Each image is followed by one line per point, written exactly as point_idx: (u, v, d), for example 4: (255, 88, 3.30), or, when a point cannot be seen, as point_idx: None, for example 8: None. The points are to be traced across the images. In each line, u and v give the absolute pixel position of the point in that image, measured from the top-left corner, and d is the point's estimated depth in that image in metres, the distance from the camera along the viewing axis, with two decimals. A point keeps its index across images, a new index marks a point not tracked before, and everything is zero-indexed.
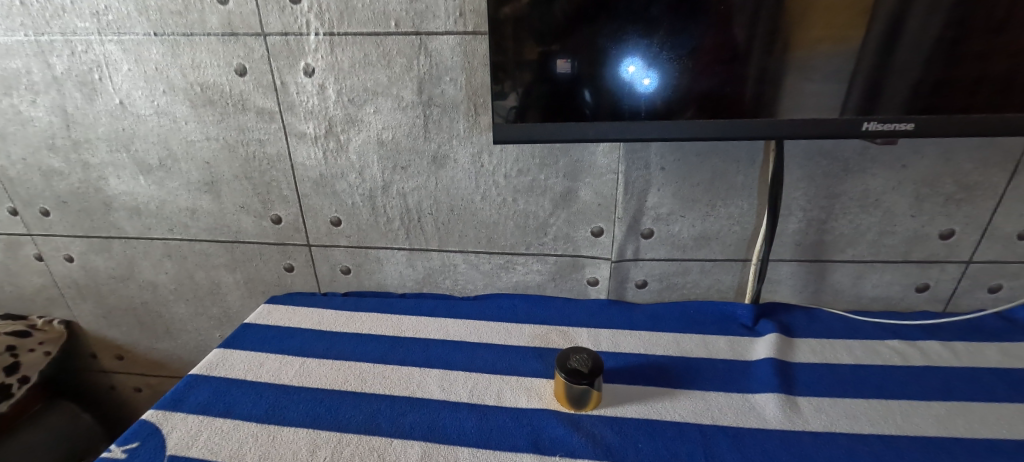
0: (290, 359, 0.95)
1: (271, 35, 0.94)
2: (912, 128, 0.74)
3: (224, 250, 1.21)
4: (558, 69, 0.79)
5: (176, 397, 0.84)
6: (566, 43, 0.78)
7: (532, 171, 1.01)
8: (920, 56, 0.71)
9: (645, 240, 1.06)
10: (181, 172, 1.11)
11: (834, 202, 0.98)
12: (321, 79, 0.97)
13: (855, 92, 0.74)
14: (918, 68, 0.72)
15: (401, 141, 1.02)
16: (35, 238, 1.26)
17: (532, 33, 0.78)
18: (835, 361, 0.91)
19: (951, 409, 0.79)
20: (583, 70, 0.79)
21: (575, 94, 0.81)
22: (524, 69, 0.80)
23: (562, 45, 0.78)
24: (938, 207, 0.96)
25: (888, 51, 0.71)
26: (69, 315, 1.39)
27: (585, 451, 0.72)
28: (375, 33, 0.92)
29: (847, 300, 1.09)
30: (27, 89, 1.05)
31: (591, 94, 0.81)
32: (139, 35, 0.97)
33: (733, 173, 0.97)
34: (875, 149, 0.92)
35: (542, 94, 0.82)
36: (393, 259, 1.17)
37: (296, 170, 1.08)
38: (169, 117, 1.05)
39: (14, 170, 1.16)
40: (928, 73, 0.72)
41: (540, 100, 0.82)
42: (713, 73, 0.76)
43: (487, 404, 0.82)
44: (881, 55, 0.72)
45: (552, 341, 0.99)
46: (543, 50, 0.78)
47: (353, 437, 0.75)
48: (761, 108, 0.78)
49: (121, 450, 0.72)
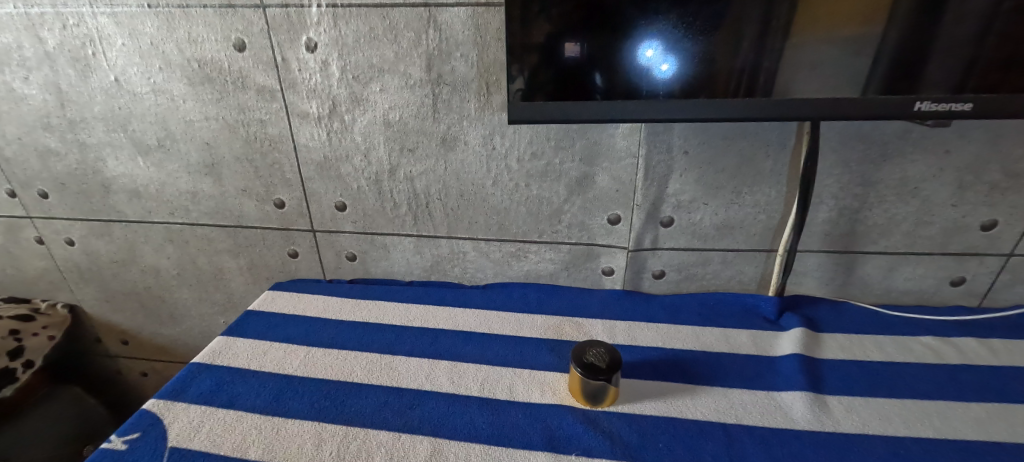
0: (295, 348, 0.92)
1: (270, 6, 0.88)
2: (969, 108, 0.67)
3: (227, 235, 1.18)
4: (568, 53, 0.74)
5: (177, 386, 0.81)
6: (577, 24, 0.72)
7: (547, 154, 0.96)
8: (966, 30, 0.63)
9: (664, 228, 1.01)
10: (181, 153, 1.07)
11: (869, 189, 0.92)
12: (324, 55, 0.92)
13: (897, 69, 0.67)
14: (956, 39, 0.64)
15: (409, 121, 0.96)
16: (35, 221, 1.23)
17: (540, 14, 0.72)
18: (865, 358, 0.87)
19: (992, 411, 0.74)
20: (593, 50, 0.73)
21: (585, 77, 0.75)
22: (531, 51, 0.75)
23: (570, 26, 0.72)
24: (981, 196, 0.90)
25: (918, 20, 0.64)
26: (72, 298, 1.37)
27: (603, 450, 0.68)
28: (381, 5, 0.86)
29: (876, 294, 1.04)
30: (19, 65, 1.00)
31: (602, 77, 0.75)
32: (133, 7, 0.92)
33: (762, 157, 0.91)
34: (917, 132, 0.86)
35: (550, 78, 0.76)
36: (400, 246, 1.13)
37: (300, 152, 1.03)
38: (167, 95, 1.00)
39: (10, 150, 1.12)
40: (971, 46, 0.64)
41: (547, 84, 0.77)
42: (731, 51, 0.70)
43: (498, 398, 0.79)
44: (913, 24, 0.64)
45: (566, 334, 0.95)
46: (552, 31, 0.73)
47: (360, 431, 0.72)
48: (795, 87, 0.71)
49: (120, 440, 0.70)
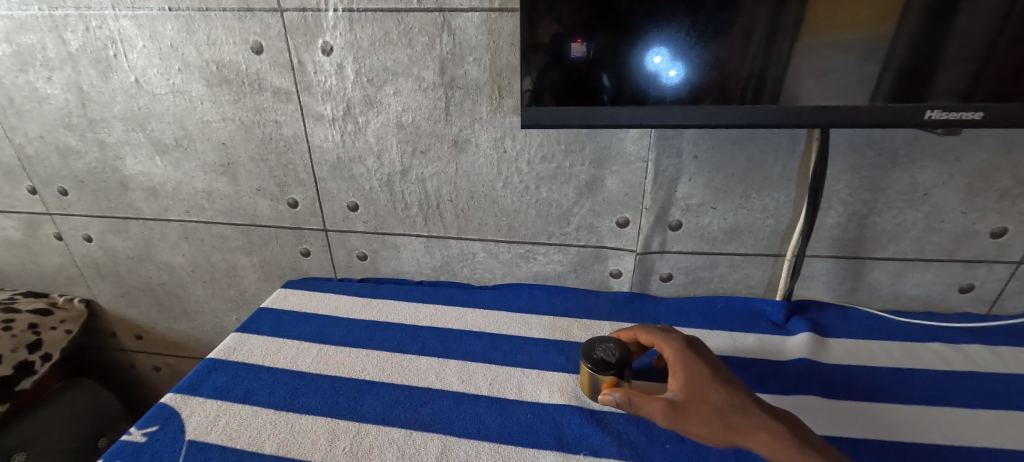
0: (307, 345, 0.93)
1: (288, 10, 0.90)
2: (980, 117, 0.67)
3: (241, 233, 1.20)
4: (574, 53, 0.75)
5: (193, 381, 0.83)
6: (584, 26, 0.73)
7: (557, 157, 0.97)
8: (975, 39, 0.64)
9: (673, 232, 1.02)
10: (197, 152, 1.09)
11: (878, 195, 0.92)
12: (339, 58, 0.93)
13: (906, 78, 0.68)
14: (965, 47, 0.64)
15: (421, 124, 0.98)
16: (54, 217, 1.26)
17: (547, 14, 0.73)
18: (872, 363, 0.87)
19: (999, 419, 0.74)
20: (601, 53, 0.74)
21: (591, 79, 0.76)
22: (539, 52, 0.76)
23: (578, 27, 0.73)
24: (991, 203, 0.90)
25: (927, 28, 0.64)
26: (89, 294, 1.40)
27: (610, 451, 0.69)
28: (396, 10, 0.88)
29: (884, 299, 1.04)
30: (43, 66, 1.03)
31: (609, 78, 0.76)
32: (154, 10, 0.94)
33: (771, 163, 0.92)
34: (927, 139, 0.86)
35: (557, 79, 0.77)
36: (410, 246, 1.14)
37: (313, 153, 1.05)
38: (185, 96, 1.02)
39: (31, 148, 1.15)
40: (980, 55, 0.64)
41: (555, 85, 0.78)
42: (740, 57, 0.71)
43: (507, 398, 0.80)
44: (922, 32, 0.65)
45: (574, 335, 0.96)
46: (559, 33, 0.74)
47: (372, 428, 0.73)
48: (804, 95, 0.72)
49: (140, 433, 0.71)
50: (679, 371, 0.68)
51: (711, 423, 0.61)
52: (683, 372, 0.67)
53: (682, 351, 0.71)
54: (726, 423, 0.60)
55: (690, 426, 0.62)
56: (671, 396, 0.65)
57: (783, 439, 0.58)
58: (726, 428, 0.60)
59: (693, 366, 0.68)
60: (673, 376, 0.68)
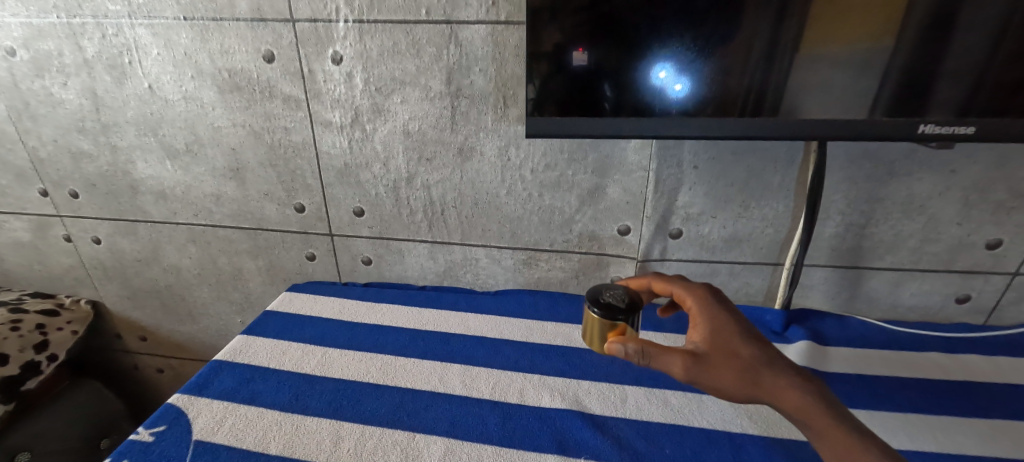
0: (312, 348, 0.95)
1: (300, 21, 0.93)
2: (972, 131, 0.69)
3: (248, 237, 1.21)
4: (576, 61, 0.77)
5: (200, 382, 0.84)
6: (588, 37, 0.75)
7: (560, 166, 0.99)
8: (968, 56, 0.66)
9: (673, 240, 1.03)
10: (207, 157, 1.11)
11: (875, 206, 0.94)
12: (349, 67, 0.96)
13: (901, 93, 0.70)
14: (958, 64, 0.67)
15: (427, 132, 1.00)
16: (64, 219, 1.28)
17: (552, 26, 0.75)
18: (870, 372, 0.88)
19: (995, 428, 0.75)
20: (603, 64, 0.76)
21: (593, 88, 0.79)
22: (542, 61, 0.78)
23: (581, 38, 0.75)
24: (986, 215, 0.91)
25: (921, 46, 0.67)
26: (95, 295, 1.41)
27: (610, 455, 0.70)
28: (405, 21, 0.90)
29: (882, 309, 1.05)
30: (59, 71, 1.06)
31: (611, 88, 0.78)
32: (169, 19, 0.97)
33: (770, 173, 0.93)
34: (923, 152, 0.88)
35: (560, 88, 0.80)
36: (414, 252, 1.16)
37: (321, 159, 1.07)
38: (197, 102, 1.05)
39: (44, 151, 1.17)
40: (973, 71, 0.67)
41: (557, 94, 0.80)
42: (739, 71, 0.73)
43: (509, 402, 0.81)
44: (915, 50, 0.67)
45: (575, 340, 0.97)
46: (563, 44, 0.76)
47: (376, 430, 0.75)
48: (801, 108, 0.74)
49: (147, 432, 0.73)
50: (701, 323, 0.65)
51: (737, 377, 0.58)
52: (706, 323, 0.65)
53: (705, 302, 0.68)
54: (754, 378, 0.58)
55: (714, 380, 0.59)
56: (693, 347, 0.63)
57: (812, 397, 0.56)
58: (752, 381, 0.58)
59: (718, 319, 0.65)
60: (694, 327, 0.66)
